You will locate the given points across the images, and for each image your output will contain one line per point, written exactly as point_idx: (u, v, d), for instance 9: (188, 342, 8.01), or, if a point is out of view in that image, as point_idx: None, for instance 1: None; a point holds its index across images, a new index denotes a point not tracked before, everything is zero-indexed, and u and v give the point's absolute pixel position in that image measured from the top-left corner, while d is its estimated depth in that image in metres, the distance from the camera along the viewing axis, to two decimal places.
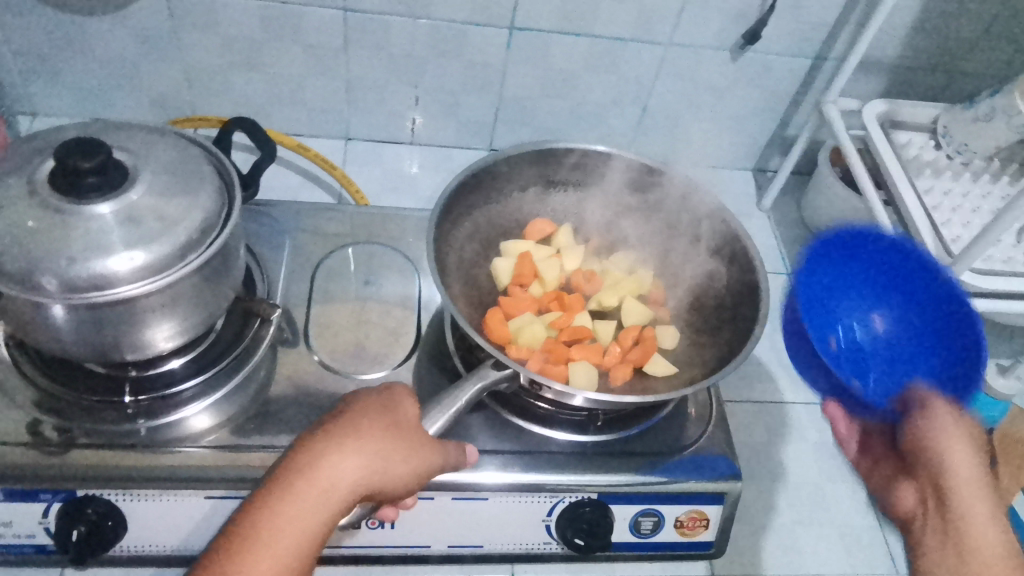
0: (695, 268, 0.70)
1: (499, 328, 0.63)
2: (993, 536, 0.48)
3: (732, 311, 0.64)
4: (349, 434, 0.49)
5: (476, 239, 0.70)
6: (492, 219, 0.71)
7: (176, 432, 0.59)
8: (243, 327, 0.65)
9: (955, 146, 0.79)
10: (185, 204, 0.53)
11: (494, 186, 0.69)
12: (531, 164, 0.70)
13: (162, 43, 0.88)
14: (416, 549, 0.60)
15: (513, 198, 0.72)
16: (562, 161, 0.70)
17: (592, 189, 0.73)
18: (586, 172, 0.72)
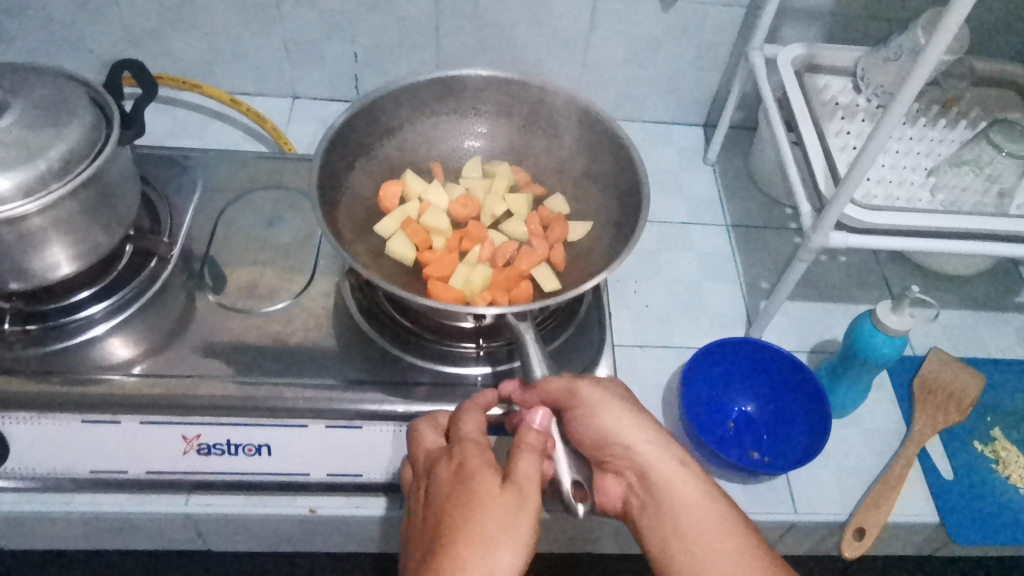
0: (579, 165, 0.74)
1: (450, 293, 0.64)
2: (686, 498, 0.53)
3: (612, 172, 0.70)
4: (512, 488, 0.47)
5: (366, 178, 0.72)
6: (370, 168, 0.72)
7: (66, 360, 0.61)
8: (141, 265, 0.68)
9: (872, 89, 0.78)
10: (50, 135, 0.55)
11: (380, 124, 0.72)
12: (377, 116, 0.71)
13: (101, 7, 0.88)
14: (297, 477, 0.62)
15: (385, 147, 0.73)
16: (410, 97, 0.72)
17: (462, 116, 0.76)
18: (448, 101, 0.74)
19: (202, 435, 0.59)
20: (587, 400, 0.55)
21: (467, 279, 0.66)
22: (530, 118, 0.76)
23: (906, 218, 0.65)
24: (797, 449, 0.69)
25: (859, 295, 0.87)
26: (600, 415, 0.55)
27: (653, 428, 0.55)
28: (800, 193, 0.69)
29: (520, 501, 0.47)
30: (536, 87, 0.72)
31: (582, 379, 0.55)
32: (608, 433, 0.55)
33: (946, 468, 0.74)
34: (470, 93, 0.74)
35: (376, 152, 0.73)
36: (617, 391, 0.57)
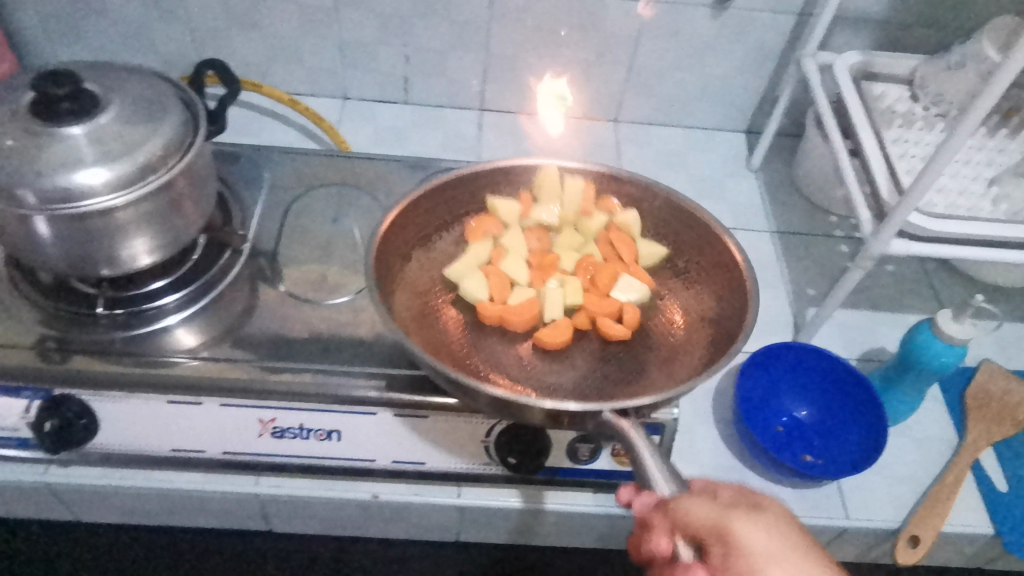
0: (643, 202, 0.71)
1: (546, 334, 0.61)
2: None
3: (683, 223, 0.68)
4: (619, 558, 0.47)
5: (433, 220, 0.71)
6: None
7: (149, 342, 0.64)
8: (216, 256, 0.71)
9: (930, 97, 0.78)
10: (147, 132, 0.60)
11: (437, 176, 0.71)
12: (440, 206, 0.69)
13: (171, 9, 0.90)
14: (362, 463, 0.66)
15: (440, 241, 0.69)
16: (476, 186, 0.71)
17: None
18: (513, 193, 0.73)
19: (276, 418, 0.62)
20: (692, 500, 0.44)
21: (556, 304, 0.63)
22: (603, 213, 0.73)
23: (968, 226, 0.65)
24: (851, 452, 0.70)
25: (907, 305, 0.86)
26: (721, 531, 0.42)
27: (772, 536, 0.43)
28: (858, 200, 0.69)
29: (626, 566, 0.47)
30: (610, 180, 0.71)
31: (681, 494, 0.43)
32: (727, 558, 0.42)
33: (1001, 482, 0.73)
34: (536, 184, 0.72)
35: (434, 245, 0.69)
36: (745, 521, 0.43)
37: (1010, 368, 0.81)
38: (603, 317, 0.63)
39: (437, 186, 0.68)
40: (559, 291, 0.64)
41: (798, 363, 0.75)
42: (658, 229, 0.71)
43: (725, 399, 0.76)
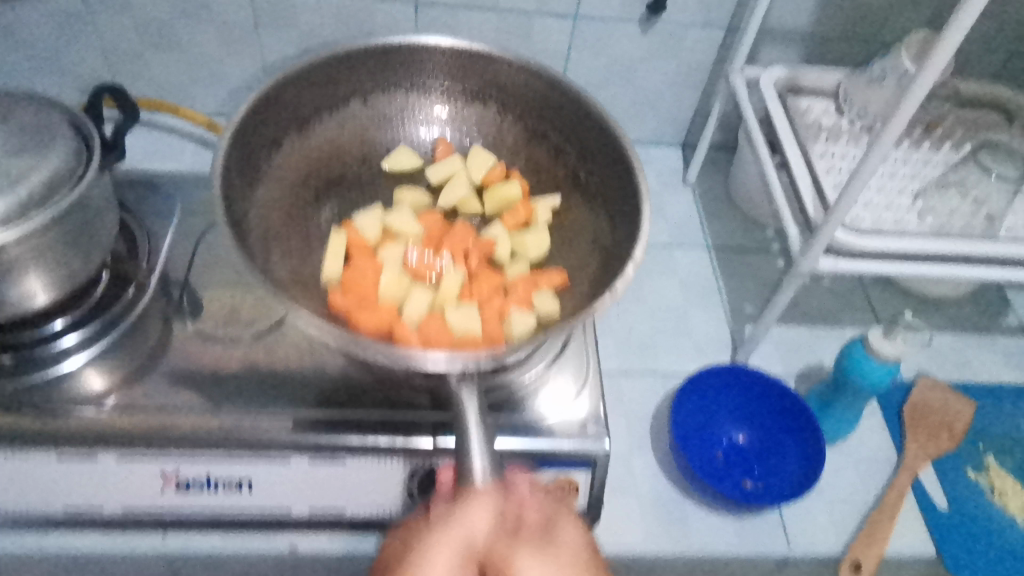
0: (597, 146, 0.65)
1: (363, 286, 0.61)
2: None
3: (613, 175, 0.64)
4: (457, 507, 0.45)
5: (328, 125, 0.69)
6: (303, 147, 0.67)
7: (38, 393, 0.59)
8: (119, 293, 0.66)
9: (856, 111, 0.78)
10: (28, 165, 0.55)
11: (316, 107, 0.67)
12: (311, 89, 0.65)
13: (80, 30, 0.85)
14: (277, 513, 0.61)
15: (319, 125, 0.68)
16: (337, 81, 0.66)
17: (407, 100, 0.71)
18: (393, 75, 0.69)
19: (180, 471, 0.58)
20: (512, 491, 0.46)
21: (420, 301, 0.61)
22: (494, 102, 0.71)
23: (895, 242, 0.65)
24: (790, 481, 0.68)
25: (845, 319, 0.86)
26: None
27: (582, 528, 0.47)
28: (788, 214, 0.69)
29: (445, 477, 0.47)
30: (488, 61, 0.67)
31: (515, 551, 0.44)
32: (533, 547, 0.44)
33: (941, 499, 0.72)
34: (407, 66, 0.68)
35: (313, 129, 0.67)
36: (562, 574, 0.43)
37: (947, 381, 0.81)
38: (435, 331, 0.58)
39: (313, 69, 0.64)
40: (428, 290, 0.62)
41: (737, 385, 0.73)
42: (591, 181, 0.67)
43: (662, 425, 0.74)
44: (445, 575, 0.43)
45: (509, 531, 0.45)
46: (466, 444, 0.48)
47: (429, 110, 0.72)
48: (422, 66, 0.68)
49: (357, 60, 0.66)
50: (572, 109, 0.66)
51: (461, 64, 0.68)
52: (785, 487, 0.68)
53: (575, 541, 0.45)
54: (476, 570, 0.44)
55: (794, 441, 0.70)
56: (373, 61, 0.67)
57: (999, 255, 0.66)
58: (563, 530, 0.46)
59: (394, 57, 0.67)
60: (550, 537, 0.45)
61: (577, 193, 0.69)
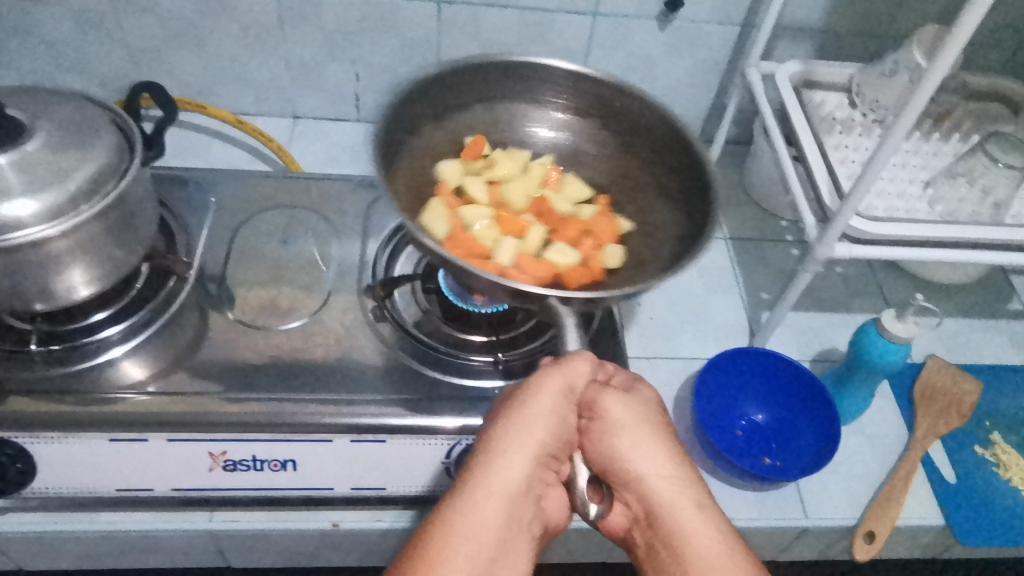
0: (671, 151, 0.67)
1: (474, 244, 0.63)
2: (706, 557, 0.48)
3: (681, 173, 0.66)
4: (511, 506, 0.48)
5: (435, 130, 0.69)
6: (437, 135, 0.69)
7: (90, 381, 0.62)
8: (160, 284, 0.68)
9: (868, 104, 0.81)
10: (78, 158, 0.57)
11: (451, 99, 0.68)
12: (463, 82, 0.68)
13: (109, 29, 0.87)
14: (321, 491, 0.64)
15: (455, 120, 0.70)
16: (476, 79, 0.68)
17: (528, 108, 0.73)
18: (525, 88, 0.71)
19: (228, 451, 0.60)
20: (576, 473, 0.52)
21: (508, 253, 0.64)
22: (587, 117, 0.72)
23: (908, 228, 0.67)
24: (807, 455, 0.71)
25: (857, 305, 0.89)
26: (618, 438, 0.52)
27: (663, 453, 0.53)
28: (803, 203, 0.71)
29: (497, 483, 0.48)
30: (615, 92, 0.68)
31: (603, 392, 0.53)
32: (622, 460, 0.52)
33: (949, 472, 0.75)
34: (535, 79, 0.70)
35: (445, 122, 0.70)
36: (641, 414, 0.53)
37: (955, 363, 0.84)
38: (536, 266, 0.63)
39: (459, 70, 0.66)
40: (514, 243, 0.65)
41: (751, 367, 0.76)
42: (665, 177, 0.68)
43: (684, 407, 0.77)
44: (498, 500, 0.48)
45: (600, 385, 0.54)
46: (514, 458, 0.49)
47: (546, 116, 0.73)
48: (544, 80, 0.70)
49: (528, 72, 0.69)
50: (663, 130, 0.67)
51: (585, 90, 0.70)
52: (803, 463, 0.70)
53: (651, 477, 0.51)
54: (572, 418, 0.52)
55: (809, 420, 0.73)
56: (510, 71, 0.69)
57: (1009, 240, 0.68)
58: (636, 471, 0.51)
59: (525, 71, 0.69)
60: (631, 389, 0.55)
61: (660, 197, 0.68)
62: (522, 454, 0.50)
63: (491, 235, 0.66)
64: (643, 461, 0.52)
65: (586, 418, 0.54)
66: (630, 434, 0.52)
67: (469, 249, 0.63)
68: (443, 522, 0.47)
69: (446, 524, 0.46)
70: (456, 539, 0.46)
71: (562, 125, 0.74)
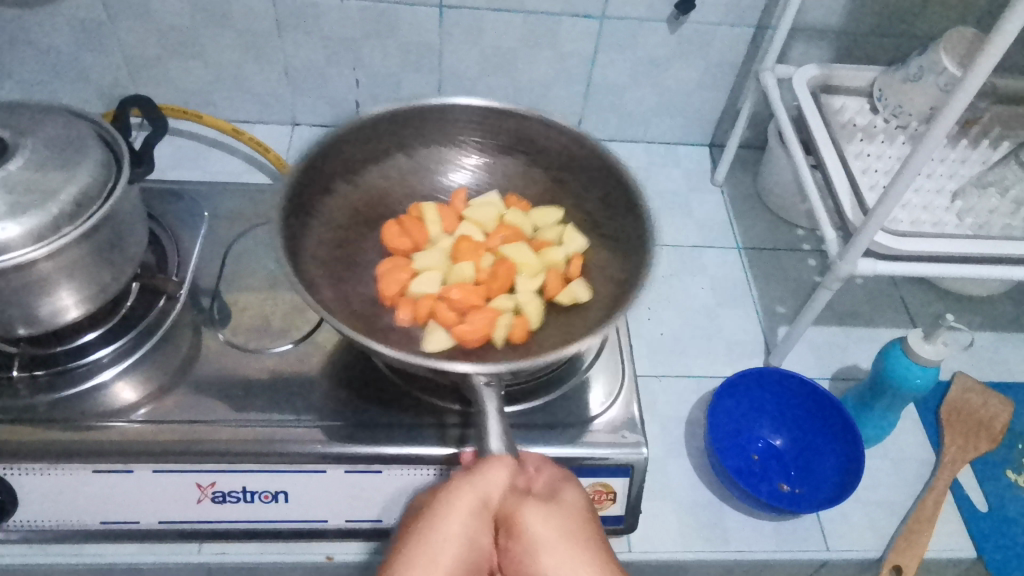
0: (596, 194, 0.66)
1: (396, 278, 0.61)
2: None
3: (631, 215, 0.62)
4: (458, 532, 0.46)
5: (377, 157, 0.68)
6: (355, 191, 0.67)
7: (76, 407, 0.59)
8: (150, 304, 0.66)
9: (891, 109, 0.77)
10: (61, 177, 0.55)
11: (336, 160, 0.65)
12: (387, 133, 0.67)
13: (102, 37, 0.85)
14: (315, 524, 0.61)
15: (368, 173, 0.68)
16: (372, 142, 0.67)
17: (442, 152, 0.71)
18: (422, 130, 0.69)
19: (216, 482, 0.58)
20: (525, 533, 0.46)
21: (429, 284, 0.61)
22: (495, 151, 0.71)
23: (935, 244, 0.64)
24: (829, 483, 0.67)
25: (879, 320, 0.84)
26: (540, 559, 0.45)
27: (592, 570, 0.45)
28: (823, 216, 0.67)
29: (467, 499, 0.47)
30: (511, 117, 0.67)
31: (523, 504, 0.47)
32: None
33: (979, 499, 0.71)
34: (441, 123, 0.69)
35: (359, 180, 0.68)
36: (560, 530, 0.46)
37: (985, 381, 0.79)
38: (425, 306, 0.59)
39: (353, 128, 0.64)
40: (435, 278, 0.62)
41: (768, 387, 0.72)
42: (613, 232, 0.65)
43: (697, 430, 0.73)
44: (462, 518, 0.47)
45: (520, 493, 0.47)
46: (487, 474, 0.48)
47: (460, 163, 0.71)
48: (450, 122, 0.69)
49: (418, 116, 0.68)
50: (564, 143, 0.67)
51: (496, 124, 0.69)
52: (824, 492, 0.66)
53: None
54: (488, 534, 0.47)
55: (830, 445, 0.69)
56: (417, 117, 0.67)
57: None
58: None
59: (426, 118, 0.68)
60: (553, 500, 0.48)
61: (602, 243, 0.66)
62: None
63: (433, 263, 0.63)
64: (573, 574, 0.45)
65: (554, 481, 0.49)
66: (558, 520, 0.46)
67: (388, 279, 0.61)
68: (412, 542, 0.46)
69: (410, 544, 0.46)
70: (425, 539, 0.46)
71: (477, 169, 0.72)
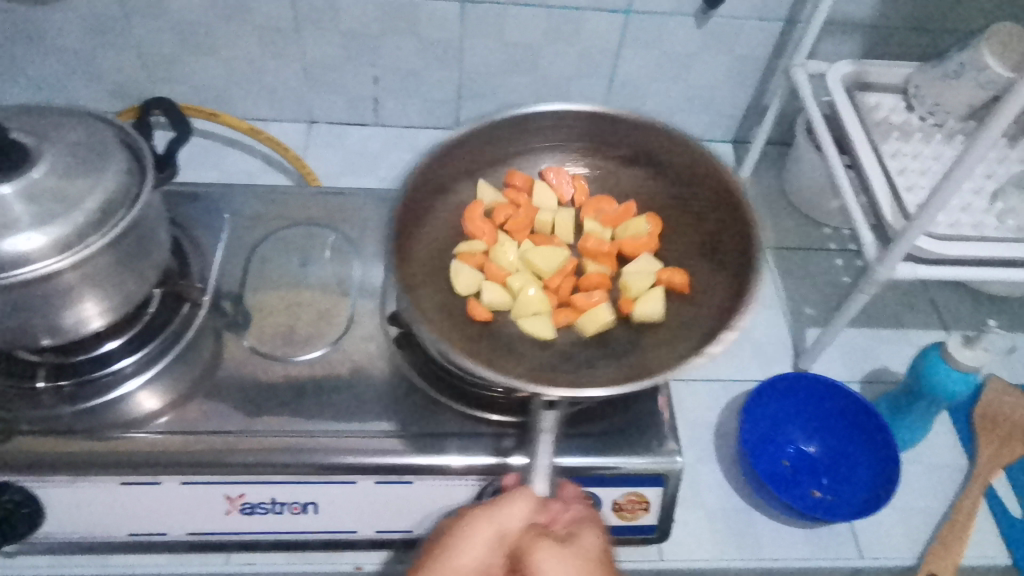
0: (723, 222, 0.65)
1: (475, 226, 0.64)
2: None
3: (733, 235, 0.63)
4: (460, 574, 0.46)
5: (479, 187, 0.69)
6: (454, 207, 0.68)
7: (101, 418, 0.58)
8: (172, 311, 0.64)
9: (928, 107, 0.74)
10: (85, 185, 0.53)
11: (446, 176, 0.67)
12: (479, 147, 0.69)
13: (115, 33, 0.83)
14: (343, 535, 0.60)
15: (479, 182, 0.70)
16: (495, 139, 0.69)
17: (545, 159, 0.71)
18: (519, 139, 0.70)
19: (246, 494, 0.57)
20: (537, 568, 0.45)
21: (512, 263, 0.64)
22: (601, 165, 0.71)
23: (975, 248, 0.62)
24: (863, 491, 0.66)
25: (909, 321, 0.83)
26: None
27: None
28: (860, 218, 0.65)
29: (486, 531, 0.48)
30: (615, 121, 0.68)
31: (538, 543, 0.47)
32: None
33: (1015, 507, 0.70)
34: (531, 131, 0.69)
35: (451, 191, 0.68)
36: (576, 564, 0.46)
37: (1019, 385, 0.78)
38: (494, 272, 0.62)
39: (455, 140, 0.65)
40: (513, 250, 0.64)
41: (803, 393, 0.71)
42: (715, 253, 0.64)
43: (727, 436, 0.72)
44: (480, 545, 0.47)
45: (538, 533, 0.47)
46: (517, 504, 0.48)
47: (565, 167, 0.71)
48: (549, 128, 0.69)
49: (523, 125, 0.69)
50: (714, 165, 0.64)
51: (571, 126, 0.69)
52: (859, 502, 0.65)
53: None
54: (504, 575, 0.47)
55: (866, 452, 0.68)
56: (514, 126, 0.68)
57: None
58: None
59: (507, 132, 0.69)
60: (570, 540, 0.48)
61: (721, 267, 0.63)
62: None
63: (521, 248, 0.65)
64: None
65: (575, 526, 0.49)
66: (569, 551, 0.46)
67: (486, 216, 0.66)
68: (428, 570, 0.47)
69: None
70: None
71: (582, 178, 0.71)
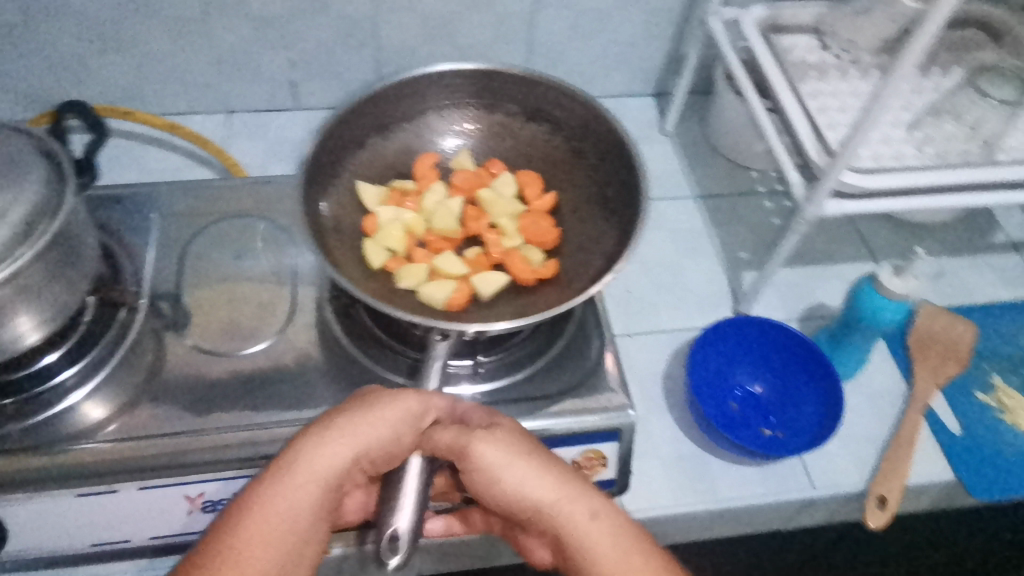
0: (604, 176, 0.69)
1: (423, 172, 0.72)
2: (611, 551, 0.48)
3: (614, 178, 0.68)
4: (348, 433, 0.49)
5: (375, 148, 0.72)
6: (368, 157, 0.71)
7: (47, 434, 0.58)
8: (110, 318, 0.63)
9: (841, 45, 0.76)
10: (5, 197, 0.52)
11: (354, 133, 0.69)
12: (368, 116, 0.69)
13: (15, 36, 0.79)
14: None
15: (388, 137, 0.72)
16: (391, 102, 0.70)
17: (434, 118, 0.74)
18: (427, 98, 0.72)
19: (205, 492, 0.57)
20: (480, 459, 0.50)
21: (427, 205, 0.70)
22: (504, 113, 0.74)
23: (903, 177, 0.64)
24: (813, 423, 0.68)
25: (842, 257, 0.86)
26: (498, 477, 0.49)
27: (553, 477, 0.50)
28: (785, 159, 0.67)
29: (411, 405, 0.51)
30: (529, 83, 0.70)
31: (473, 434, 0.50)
32: (505, 495, 0.50)
33: (954, 423, 0.74)
34: (435, 88, 0.71)
35: (388, 132, 0.72)
36: (517, 445, 0.50)
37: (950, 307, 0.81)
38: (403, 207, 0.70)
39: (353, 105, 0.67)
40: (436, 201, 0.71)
41: (743, 335, 0.73)
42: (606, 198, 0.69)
43: (675, 386, 0.74)
44: (395, 420, 0.50)
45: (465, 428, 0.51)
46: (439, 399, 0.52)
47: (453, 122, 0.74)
48: (449, 88, 0.72)
49: (427, 82, 0.70)
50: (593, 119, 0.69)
51: (486, 84, 0.72)
52: (807, 433, 0.67)
53: (534, 489, 0.49)
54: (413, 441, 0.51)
55: (811, 386, 0.70)
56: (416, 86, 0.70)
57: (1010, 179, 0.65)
58: (529, 488, 0.49)
59: (413, 88, 0.70)
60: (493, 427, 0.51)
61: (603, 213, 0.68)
62: (345, 448, 0.49)
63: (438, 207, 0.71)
64: (536, 482, 0.49)
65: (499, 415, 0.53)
66: (508, 436, 0.51)
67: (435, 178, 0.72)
68: (318, 425, 0.50)
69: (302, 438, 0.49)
70: (333, 435, 0.49)
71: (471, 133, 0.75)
